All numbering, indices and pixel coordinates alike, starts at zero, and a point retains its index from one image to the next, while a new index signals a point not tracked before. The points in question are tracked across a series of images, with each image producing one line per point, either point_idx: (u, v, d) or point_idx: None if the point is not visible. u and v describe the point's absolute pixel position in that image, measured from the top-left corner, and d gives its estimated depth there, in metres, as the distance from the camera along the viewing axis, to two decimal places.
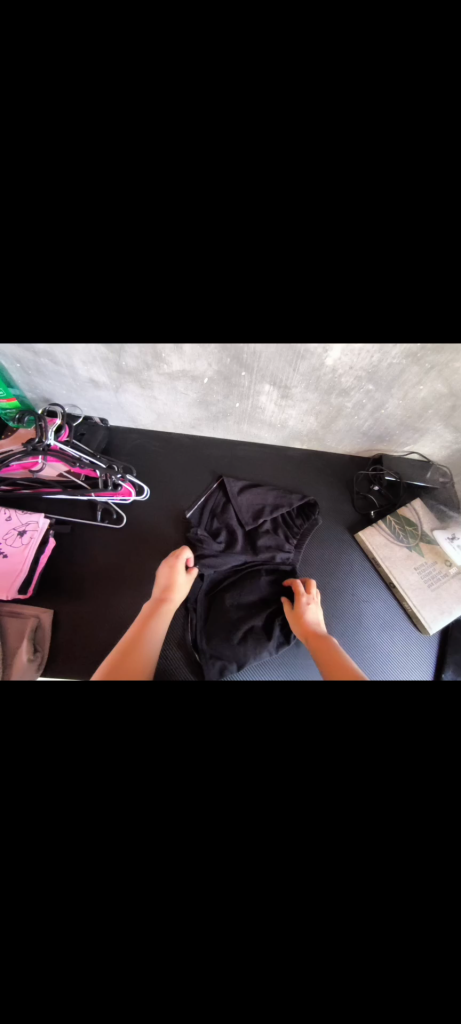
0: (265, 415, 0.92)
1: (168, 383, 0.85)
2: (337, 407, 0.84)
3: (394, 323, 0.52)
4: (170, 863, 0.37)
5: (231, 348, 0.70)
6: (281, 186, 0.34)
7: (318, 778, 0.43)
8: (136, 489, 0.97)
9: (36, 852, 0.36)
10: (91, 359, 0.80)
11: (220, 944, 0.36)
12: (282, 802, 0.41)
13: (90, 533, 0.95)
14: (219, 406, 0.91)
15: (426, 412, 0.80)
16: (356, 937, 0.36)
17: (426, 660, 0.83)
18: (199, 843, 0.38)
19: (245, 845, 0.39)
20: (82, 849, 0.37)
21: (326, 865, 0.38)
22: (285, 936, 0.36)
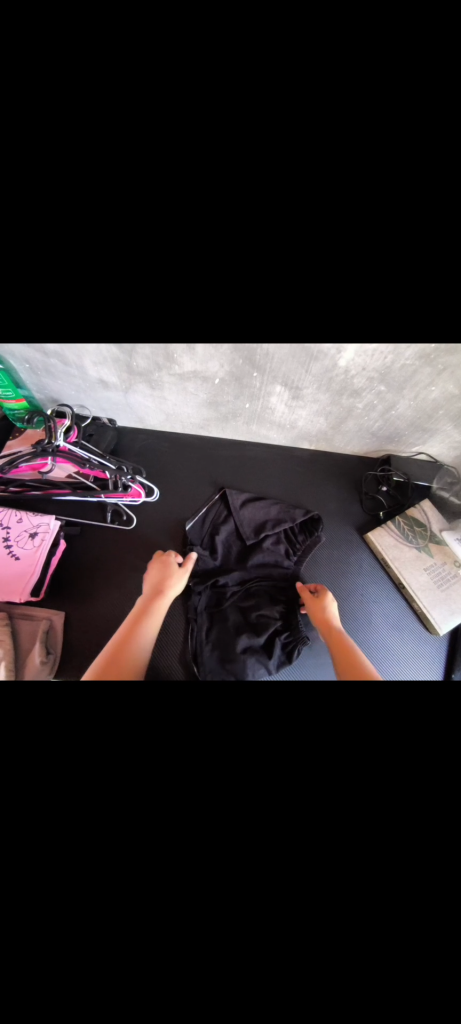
0: (275, 416, 0.92)
1: (178, 384, 0.84)
2: (347, 407, 0.83)
3: (412, 315, 0.52)
4: (191, 867, 0.36)
5: (243, 348, 0.70)
6: (302, 179, 0.35)
7: (339, 786, 0.41)
8: (145, 490, 0.97)
9: (60, 854, 0.36)
10: (101, 359, 0.80)
11: (245, 953, 0.35)
12: (304, 807, 0.39)
13: (99, 534, 0.95)
14: (229, 407, 0.91)
15: (437, 412, 0.80)
16: (385, 945, 0.34)
17: (435, 660, 0.83)
18: (223, 846, 0.38)
19: (267, 851, 0.37)
20: (102, 852, 0.36)
21: (353, 873, 0.36)
22: (310, 944, 0.35)
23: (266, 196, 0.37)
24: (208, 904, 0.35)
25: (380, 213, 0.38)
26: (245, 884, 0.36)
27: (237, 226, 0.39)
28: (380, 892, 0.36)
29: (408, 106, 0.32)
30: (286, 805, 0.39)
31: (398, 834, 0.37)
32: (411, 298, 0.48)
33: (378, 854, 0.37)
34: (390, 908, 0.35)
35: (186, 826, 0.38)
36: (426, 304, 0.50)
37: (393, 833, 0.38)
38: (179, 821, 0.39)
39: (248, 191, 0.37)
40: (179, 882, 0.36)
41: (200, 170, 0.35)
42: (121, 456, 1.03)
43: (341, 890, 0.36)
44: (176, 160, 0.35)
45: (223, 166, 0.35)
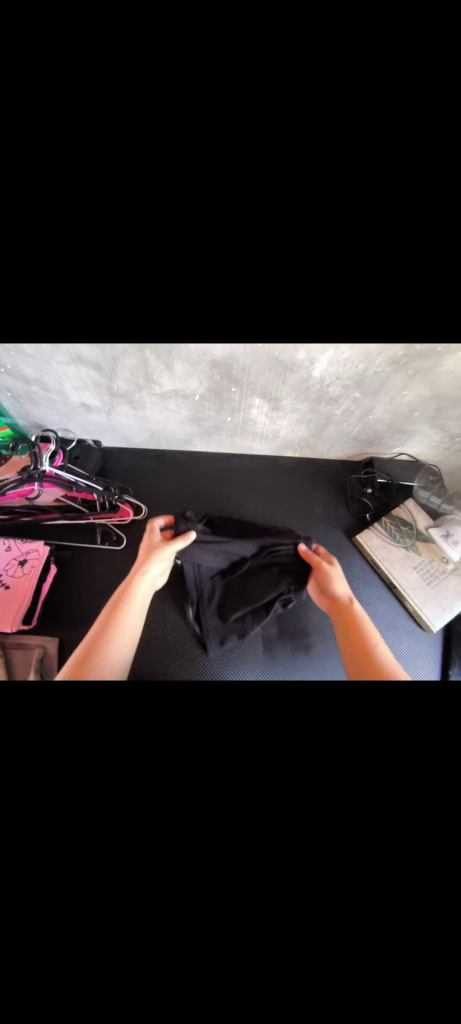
0: (258, 426, 0.94)
1: (160, 403, 0.86)
2: (326, 414, 0.86)
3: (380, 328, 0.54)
4: (191, 924, 0.34)
5: (220, 365, 0.72)
6: (257, 199, 0.35)
7: (347, 812, 0.38)
8: (133, 508, 0.97)
9: (41, 950, 0.32)
10: (82, 383, 0.80)
11: (253, 1001, 0.33)
12: (307, 853, 0.36)
13: (90, 557, 0.94)
14: (212, 421, 0.92)
15: (412, 415, 0.83)
16: (400, 991, 0.32)
17: (431, 661, 0.84)
18: (217, 925, 0.34)
19: (271, 908, 0.34)
20: (90, 928, 0.33)
21: (363, 916, 0.34)
22: (321, 986, 0.33)
23: (223, 232, 0.37)
24: (211, 958, 0.33)
25: (342, 239, 0.37)
26: (249, 935, 0.34)
27: (196, 250, 0.39)
28: (394, 933, 0.34)
29: (363, 127, 0.31)
30: (288, 858, 0.36)
31: (404, 866, 0.35)
32: (376, 306, 0.48)
33: (387, 884, 0.35)
34: (402, 953, 0.33)
35: (180, 891, 0.35)
36: (394, 312, 0.50)
37: (401, 863, 0.35)
38: (172, 886, 0.35)
39: (204, 229, 0.36)
40: (180, 941, 0.34)
41: (148, 195, 0.34)
42: (108, 477, 1.04)
43: (348, 948, 0.33)
44: (125, 187, 0.33)
45: (173, 191, 0.34)
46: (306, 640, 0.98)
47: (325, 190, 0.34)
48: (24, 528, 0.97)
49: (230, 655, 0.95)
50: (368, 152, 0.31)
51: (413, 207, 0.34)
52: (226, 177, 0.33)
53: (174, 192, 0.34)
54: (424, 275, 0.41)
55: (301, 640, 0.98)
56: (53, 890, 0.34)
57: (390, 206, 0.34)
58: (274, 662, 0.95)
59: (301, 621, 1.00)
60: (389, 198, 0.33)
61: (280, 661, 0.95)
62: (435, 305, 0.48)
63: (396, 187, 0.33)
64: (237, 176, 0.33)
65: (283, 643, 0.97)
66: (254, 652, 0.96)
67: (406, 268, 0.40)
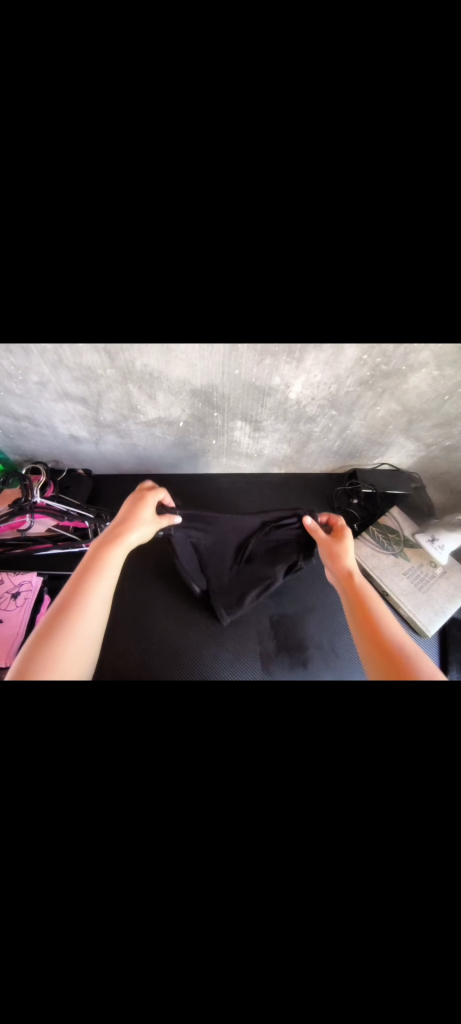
0: (242, 447, 0.97)
1: (146, 430, 0.89)
2: (306, 432, 0.89)
3: None
4: (196, 960, 0.32)
5: (201, 393, 0.75)
6: (221, 222, 0.37)
7: (352, 833, 0.36)
8: None
9: (46, 994, 0.31)
10: (70, 415, 0.83)
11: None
12: (312, 874, 0.35)
13: None
14: (197, 444, 0.96)
15: (387, 427, 0.86)
16: (411, 1005, 0.31)
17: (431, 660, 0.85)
18: (223, 956, 0.33)
19: (278, 940, 0.33)
20: (89, 974, 0.31)
21: (372, 936, 0.33)
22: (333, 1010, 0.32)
23: (192, 261, 0.40)
24: (220, 982, 0.32)
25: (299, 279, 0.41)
26: (261, 974, 0.33)
27: (168, 273, 0.42)
28: (406, 952, 0.32)
29: None
30: (293, 881, 0.35)
31: (408, 881, 0.34)
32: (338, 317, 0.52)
33: (397, 894, 0.34)
34: (416, 966, 0.32)
35: (181, 929, 0.33)
36: (355, 323, 0.54)
37: (410, 870, 0.35)
38: (172, 925, 0.33)
39: (173, 257, 0.40)
40: (186, 967, 0.32)
41: (116, 222, 0.36)
42: (99, 504, 1.05)
43: (358, 968, 0.32)
44: (97, 208, 0.35)
45: (139, 215, 0.35)
46: (304, 654, 0.97)
47: (283, 215, 0.36)
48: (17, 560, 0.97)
49: (227, 666, 0.95)
50: (318, 198, 0.35)
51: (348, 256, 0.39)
52: (191, 226, 0.36)
53: (143, 234, 0.37)
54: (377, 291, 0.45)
55: (298, 654, 0.97)
56: (51, 959, 0.31)
57: (340, 241, 0.38)
58: (271, 669, 0.95)
59: (299, 634, 1.00)
60: (339, 235, 0.37)
61: (278, 669, 0.95)
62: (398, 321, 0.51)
63: (346, 225, 0.37)
64: (201, 225, 0.36)
65: (280, 656, 0.97)
66: (252, 664, 0.96)
67: None
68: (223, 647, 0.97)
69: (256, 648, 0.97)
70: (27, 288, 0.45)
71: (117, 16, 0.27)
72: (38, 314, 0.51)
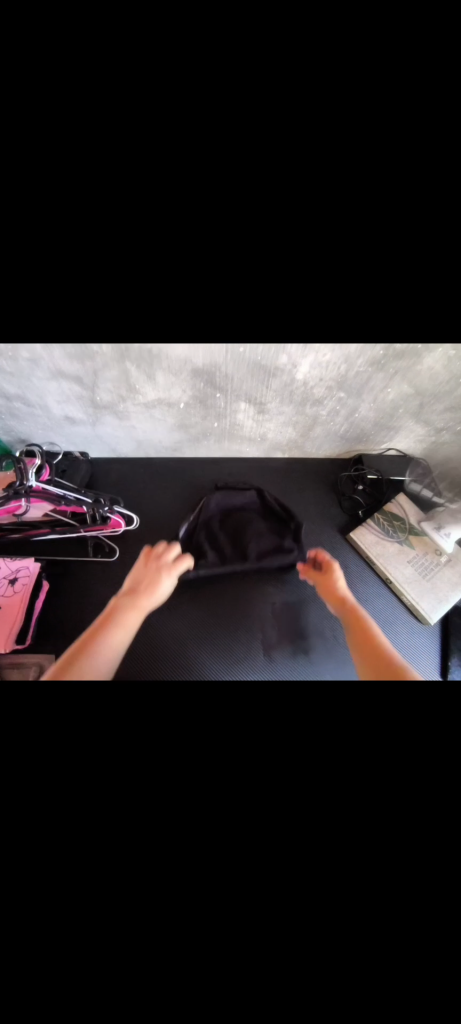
0: (245, 431, 0.93)
1: (145, 412, 0.85)
2: (312, 415, 0.86)
3: (357, 324, 0.54)
4: (198, 924, 0.34)
5: (203, 372, 0.72)
6: (224, 164, 0.33)
7: (350, 805, 0.38)
8: (125, 519, 0.96)
9: (55, 955, 0.32)
10: (65, 396, 0.80)
11: (261, 988, 0.33)
12: (309, 833, 0.37)
13: (83, 572, 0.93)
14: (198, 428, 0.92)
15: (397, 411, 0.83)
16: (403, 966, 0.33)
17: (432, 660, 0.83)
18: (224, 922, 0.34)
19: (277, 909, 0.34)
20: (93, 937, 0.33)
21: (367, 902, 0.35)
22: (327, 965, 0.33)
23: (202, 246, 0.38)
24: (228, 950, 0.33)
25: (308, 251, 0.39)
26: (260, 945, 0.33)
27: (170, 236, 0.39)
28: (399, 922, 0.34)
29: (330, 128, 0.31)
30: (290, 844, 0.37)
31: (399, 850, 0.36)
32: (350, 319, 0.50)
33: (401, 882, 0.35)
34: (410, 940, 0.33)
35: (184, 890, 0.34)
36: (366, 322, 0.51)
37: (413, 858, 0.36)
38: (176, 891, 0.35)
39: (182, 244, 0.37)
40: (194, 943, 0.33)
41: (112, 166, 0.33)
42: (98, 489, 1.02)
43: (353, 933, 0.34)
44: (94, 156, 0.32)
45: (136, 164, 0.33)
46: (306, 646, 0.97)
47: (291, 167, 0.33)
48: (15, 545, 0.95)
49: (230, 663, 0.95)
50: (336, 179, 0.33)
51: (362, 224, 0.36)
52: (193, 184, 0.33)
53: (139, 192, 0.34)
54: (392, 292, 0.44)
55: (301, 645, 0.98)
56: (55, 922, 0.33)
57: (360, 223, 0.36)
58: (272, 661, 0.95)
59: (300, 626, 1.00)
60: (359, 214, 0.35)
61: (280, 662, 0.95)
62: (416, 306, 0.49)
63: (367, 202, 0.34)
64: (204, 183, 0.33)
65: (282, 643, 0.97)
66: (254, 655, 0.95)
67: (370, 274, 0.42)
68: (227, 640, 0.97)
69: (258, 640, 0.97)
70: (22, 280, 0.41)
71: (117, 6, 0.28)
72: (27, 308, 0.47)
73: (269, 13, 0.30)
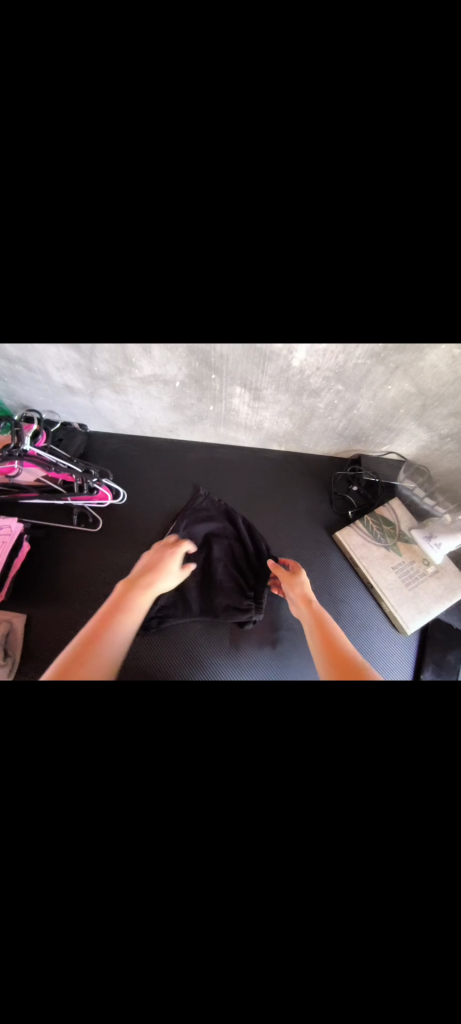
0: (241, 416, 0.93)
1: (141, 387, 0.86)
2: (309, 407, 0.85)
3: (352, 325, 0.52)
4: (95, 878, 0.34)
5: (199, 351, 0.71)
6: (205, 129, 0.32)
7: (265, 789, 0.38)
8: (112, 492, 0.97)
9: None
10: (64, 363, 0.81)
11: (148, 947, 0.33)
12: (220, 811, 0.37)
13: (65, 539, 0.94)
14: (194, 409, 0.92)
15: (398, 410, 0.80)
16: (286, 940, 0.33)
17: (405, 662, 0.82)
18: (121, 884, 0.34)
19: (175, 871, 0.35)
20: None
21: (265, 884, 0.34)
22: (213, 932, 0.33)
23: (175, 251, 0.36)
24: (121, 909, 0.33)
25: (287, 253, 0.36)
26: (153, 907, 0.34)
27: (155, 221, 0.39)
28: (293, 906, 0.34)
29: None
30: (198, 821, 0.37)
31: (310, 842, 0.36)
32: (328, 326, 0.53)
33: (306, 890, 0.34)
34: (307, 922, 0.33)
35: (87, 842, 0.35)
36: (356, 319, 0.49)
37: (312, 846, 0.35)
38: (79, 846, 0.35)
39: (154, 242, 0.36)
40: (86, 898, 0.33)
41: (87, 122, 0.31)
42: (89, 461, 1.04)
43: (246, 906, 0.34)
44: None
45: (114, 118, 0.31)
46: (274, 635, 0.87)
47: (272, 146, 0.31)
48: (4, 505, 0.98)
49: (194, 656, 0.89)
50: None
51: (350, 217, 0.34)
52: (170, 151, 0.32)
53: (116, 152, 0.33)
54: (372, 305, 0.44)
55: (268, 634, 0.87)
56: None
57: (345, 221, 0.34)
58: (239, 653, 0.84)
59: (268, 618, 0.89)
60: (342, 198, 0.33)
61: (245, 654, 0.84)
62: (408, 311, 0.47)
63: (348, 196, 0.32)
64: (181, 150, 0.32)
65: (249, 634, 0.87)
66: (219, 641, 0.86)
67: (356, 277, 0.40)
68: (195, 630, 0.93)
69: (227, 624, 0.87)
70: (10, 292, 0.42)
71: None
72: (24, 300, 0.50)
73: None
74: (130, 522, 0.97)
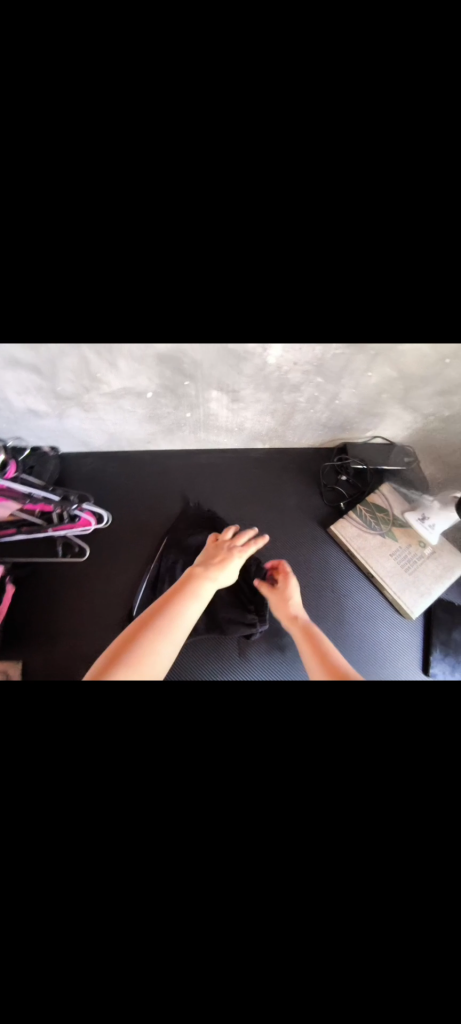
0: (220, 421, 0.89)
1: (112, 403, 0.81)
2: (290, 402, 0.82)
3: (323, 298, 0.52)
4: None
5: (170, 359, 0.69)
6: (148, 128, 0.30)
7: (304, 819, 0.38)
8: (95, 518, 0.93)
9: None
10: (25, 386, 0.75)
11: None
12: None
13: (52, 573, 0.90)
14: (171, 418, 0.88)
15: (381, 396, 0.79)
16: None
17: (414, 654, 0.83)
18: None
19: None
20: None
21: None
22: None
23: None
24: None
25: (242, 240, 0.39)
26: None
27: (113, 235, 0.41)
28: None
29: None
30: None
31: None
32: (295, 311, 0.55)
33: None
34: None
35: None
36: None
37: None
38: None
39: None
40: None
41: None
42: (66, 487, 0.98)
43: None
44: None
45: None
46: (282, 639, 0.87)
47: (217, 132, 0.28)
48: None
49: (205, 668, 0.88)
50: None
51: None
52: None
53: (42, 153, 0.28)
54: (333, 281, 0.48)
55: (276, 639, 0.86)
56: None
57: None
58: (248, 660, 0.84)
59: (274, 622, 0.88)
60: None
61: (255, 662, 0.84)
62: None
63: None
64: None
65: (257, 642, 0.86)
66: (228, 654, 0.85)
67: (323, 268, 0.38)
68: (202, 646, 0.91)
69: (234, 637, 0.86)
70: None
71: None
72: None
73: (192, 13, 0.31)
74: (119, 546, 0.93)
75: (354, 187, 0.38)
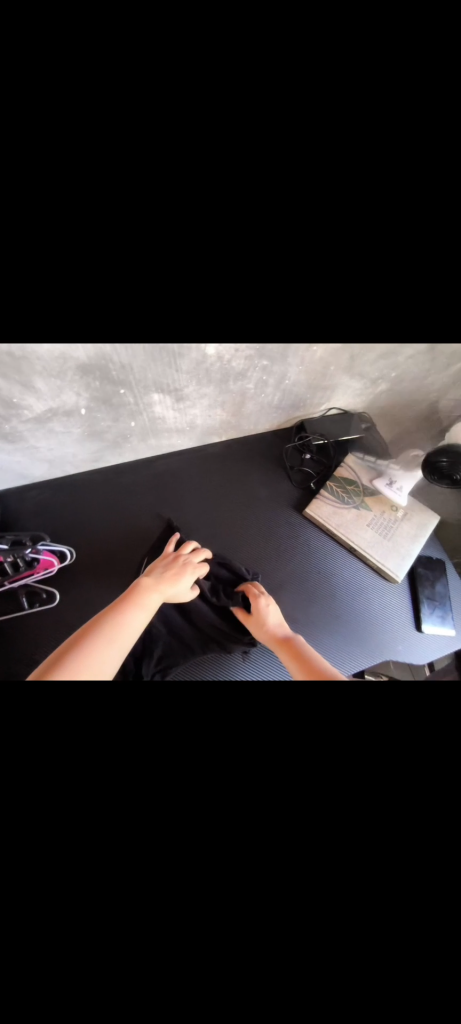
0: (168, 423, 0.83)
1: (40, 427, 0.72)
2: (238, 390, 0.78)
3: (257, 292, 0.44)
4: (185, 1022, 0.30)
5: (96, 368, 0.61)
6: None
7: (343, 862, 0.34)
8: (57, 556, 0.85)
9: None
10: None
11: None
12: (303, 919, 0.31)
13: (22, 627, 0.81)
14: (113, 430, 0.80)
15: (328, 368, 0.77)
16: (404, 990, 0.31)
17: (406, 614, 0.86)
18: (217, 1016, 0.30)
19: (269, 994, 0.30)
20: None
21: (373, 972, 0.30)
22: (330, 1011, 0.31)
23: None
24: None
25: (138, 234, 0.35)
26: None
27: None
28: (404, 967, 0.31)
29: None
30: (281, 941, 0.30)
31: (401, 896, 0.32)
32: (223, 308, 0.48)
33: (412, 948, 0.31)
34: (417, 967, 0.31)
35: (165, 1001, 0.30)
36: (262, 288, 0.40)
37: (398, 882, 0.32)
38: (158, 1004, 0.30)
39: None
40: None
41: None
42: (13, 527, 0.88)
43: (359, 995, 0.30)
44: None
45: None
46: None
47: None
48: None
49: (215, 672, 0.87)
50: None
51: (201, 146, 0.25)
52: None
53: None
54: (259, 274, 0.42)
55: None
56: None
57: None
58: (252, 660, 0.83)
59: None
60: None
61: (259, 660, 0.84)
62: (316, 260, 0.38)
63: None
64: None
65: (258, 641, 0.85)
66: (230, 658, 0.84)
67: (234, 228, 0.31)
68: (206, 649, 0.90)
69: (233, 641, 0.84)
70: None
71: None
72: None
73: None
74: (91, 581, 0.86)
75: (264, 166, 0.33)
